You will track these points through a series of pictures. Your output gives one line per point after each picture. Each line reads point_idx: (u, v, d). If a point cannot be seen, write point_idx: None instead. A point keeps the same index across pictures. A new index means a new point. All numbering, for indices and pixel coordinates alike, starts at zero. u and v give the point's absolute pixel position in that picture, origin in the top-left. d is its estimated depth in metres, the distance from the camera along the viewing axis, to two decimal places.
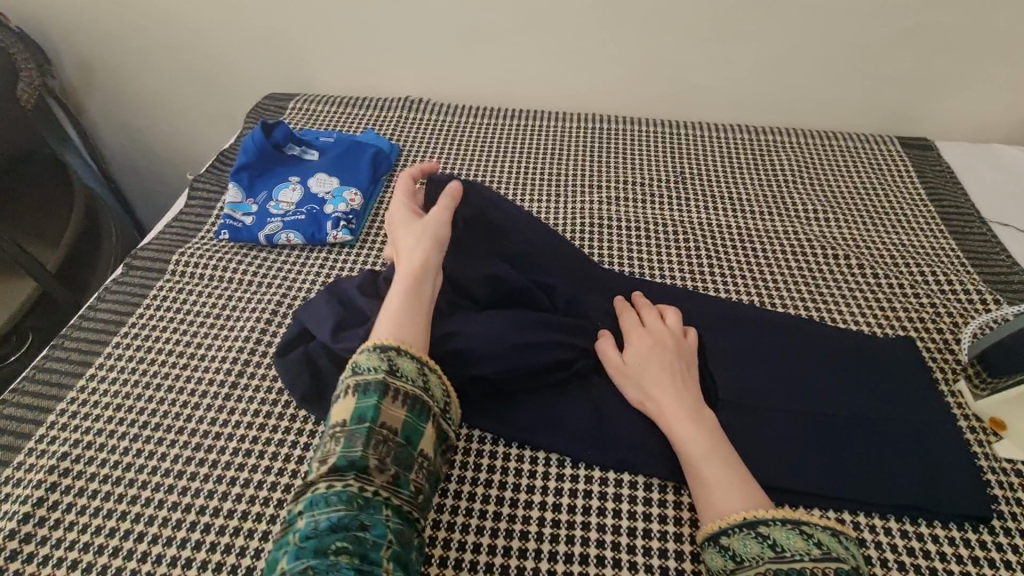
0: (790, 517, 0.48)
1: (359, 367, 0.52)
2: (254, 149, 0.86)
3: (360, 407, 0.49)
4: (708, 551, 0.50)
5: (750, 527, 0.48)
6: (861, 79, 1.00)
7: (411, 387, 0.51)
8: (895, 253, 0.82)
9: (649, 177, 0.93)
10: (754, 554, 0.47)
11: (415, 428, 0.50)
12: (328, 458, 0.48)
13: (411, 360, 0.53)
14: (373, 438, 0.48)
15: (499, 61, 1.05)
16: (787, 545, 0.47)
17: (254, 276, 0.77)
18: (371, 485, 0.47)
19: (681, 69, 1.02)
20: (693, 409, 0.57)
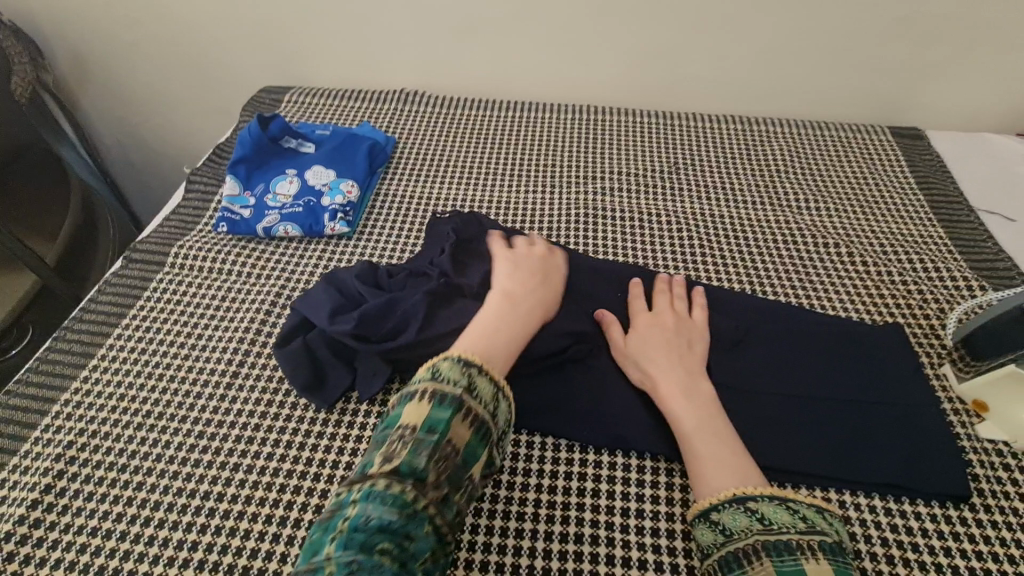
0: (777, 492, 0.50)
1: (439, 375, 0.51)
2: (250, 142, 0.86)
3: (434, 416, 0.48)
4: (698, 527, 0.51)
5: (739, 502, 0.50)
6: (852, 69, 1.01)
7: (483, 409, 0.50)
8: (885, 241, 0.83)
9: (641, 168, 0.94)
10: (742, 527, 0.49)
11: (475, 454, 0.49)
12: (392, 458, 0.47)
13: (489, 385, 0.52)
14: (438, 451, 0.47)
15: (494, 53, 1.06)
16: (774, 519, 0.48)
17: (252, 268, 0.78)
18: (423, 498, 0.45)
19: (674, 60, 1.03)
20: (687, 387, 0.59)
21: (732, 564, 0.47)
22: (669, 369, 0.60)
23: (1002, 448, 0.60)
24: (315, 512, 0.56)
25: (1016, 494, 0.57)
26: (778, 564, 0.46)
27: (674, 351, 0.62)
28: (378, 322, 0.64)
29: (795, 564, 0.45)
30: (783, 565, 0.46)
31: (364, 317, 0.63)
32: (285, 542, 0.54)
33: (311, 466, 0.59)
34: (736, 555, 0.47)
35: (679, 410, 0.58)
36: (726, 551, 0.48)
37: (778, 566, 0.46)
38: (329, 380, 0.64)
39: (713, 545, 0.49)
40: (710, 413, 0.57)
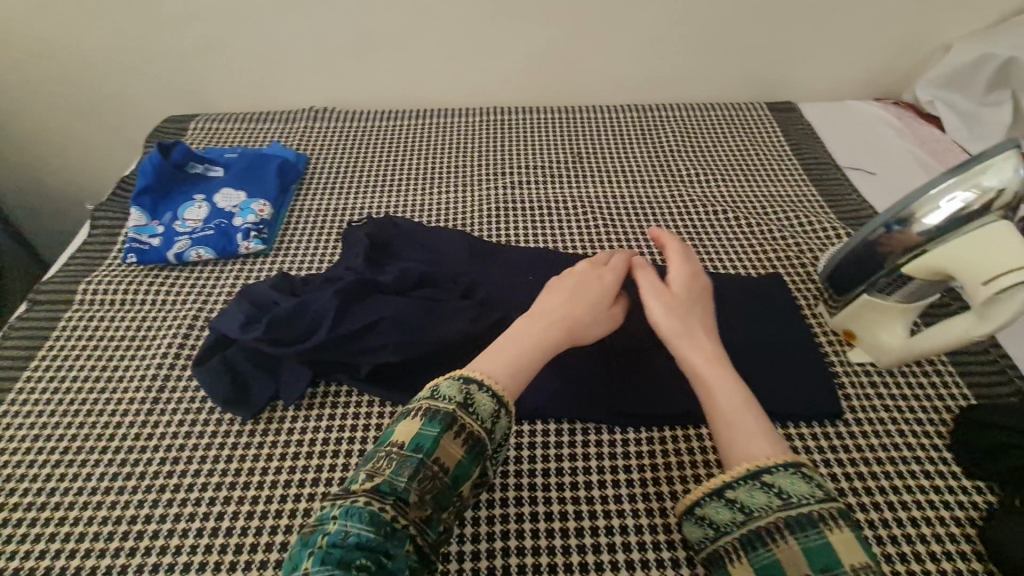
0: (793, 461, 0.48)
1: (438, 393, 0.52)
2: (153, 171, 0.85)
3: (421, 434, 0.49)
4: (712, 504, 0.49)
5: (755, 478, 0.48)
6: (727, 53, 1.11)
7: (477, 426, 0.50)
8: (767, 203, 0.92)
9: (547, 161, 1.00)
10: (760, 503, 0.46)
11: (465, 472, 0.49)
12: (375, 475, 0.47)
13: (489, 400, 0.52)
14: (423, 470, 0.47)
15: (397, 65, 1.09)
16: (793, 492, 0.46)
17: (167, 294, 0.78)
18: (405, 517, 0.45)
19: (567, 59, 1.10)
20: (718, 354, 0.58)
21: (755, 542, 0.45)
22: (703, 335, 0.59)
23: (867, 370, 0.69)
24: (248, 517, 0.58)
25: (878, 404, 0.66)
26: (802, 540, 0.44)
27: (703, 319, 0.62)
28: (289, 325, 0.66)
29: (820, 537, 0.43)
30: (807, 540, 0.43)
31: (274, 322, 0.65)
32: (219, 550, 0.55)
33: (241, 476, 0.60)
34: (758, 534, 0.45)
35: (716, 373, 0.56)
36: (748, 530, 0.46)
37: (803, 542, 0.43)
38: (254, 392, 0.65)
39: (732, 524, 0.47)
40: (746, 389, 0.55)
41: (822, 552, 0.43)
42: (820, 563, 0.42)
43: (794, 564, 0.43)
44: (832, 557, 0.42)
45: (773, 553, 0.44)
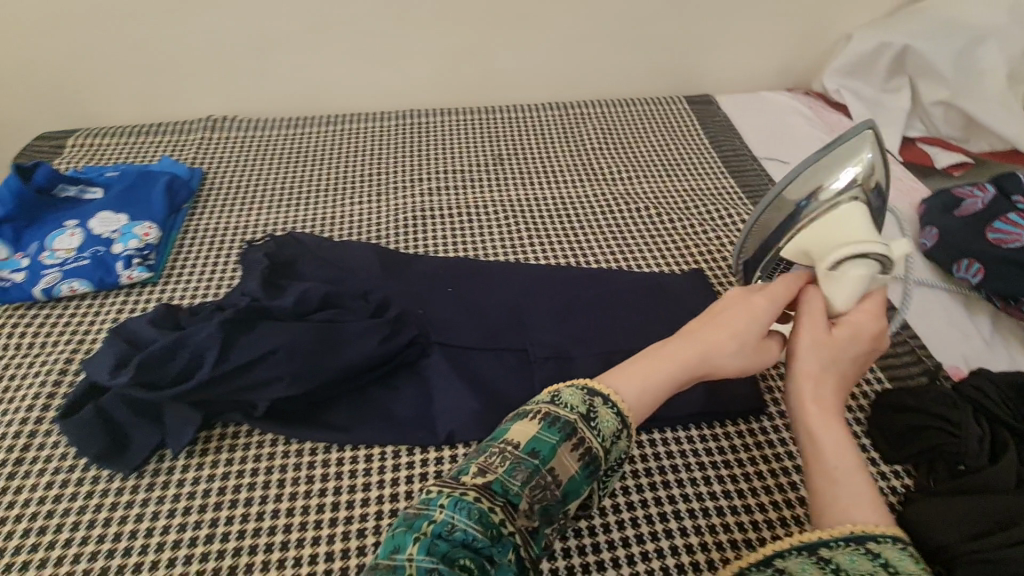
0: (894, 532, 0.39)
1: (558, 398, 0.45)
2: (11, 197, 0.75)
3: (539, 438, 0.42)
4: (795, 560, 0.38)
5: (860, 541, 0.38)
6: (642, 48, 1.11)
7: (597, 441, 0.44)
8: (688, 198, 0.92)
9: (466, 163, 0.96)
10: (862, 570, 0.37)
11: (578, 488, 0.43)
12: (486, 472, 0.41)
13: (612, 416, 0.45)
14: (537, 476, 0.41)
15: (300, 68, 1.02)
16: (901, 568, 0.36)
17: (35, 336, 0.69)
18: (511, 525, 0.39)
19: (482, 57, 1.06)
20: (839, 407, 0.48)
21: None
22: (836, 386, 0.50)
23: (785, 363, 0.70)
24: None
25: None
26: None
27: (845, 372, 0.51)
28: (165, 366, 0.58)
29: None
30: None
31: (146, 362, 0.58)
32: None
33: (125, 539, 0.54)
34: None
35: (831, 421, 0.47)
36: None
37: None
38: (136, 442, 0.58)
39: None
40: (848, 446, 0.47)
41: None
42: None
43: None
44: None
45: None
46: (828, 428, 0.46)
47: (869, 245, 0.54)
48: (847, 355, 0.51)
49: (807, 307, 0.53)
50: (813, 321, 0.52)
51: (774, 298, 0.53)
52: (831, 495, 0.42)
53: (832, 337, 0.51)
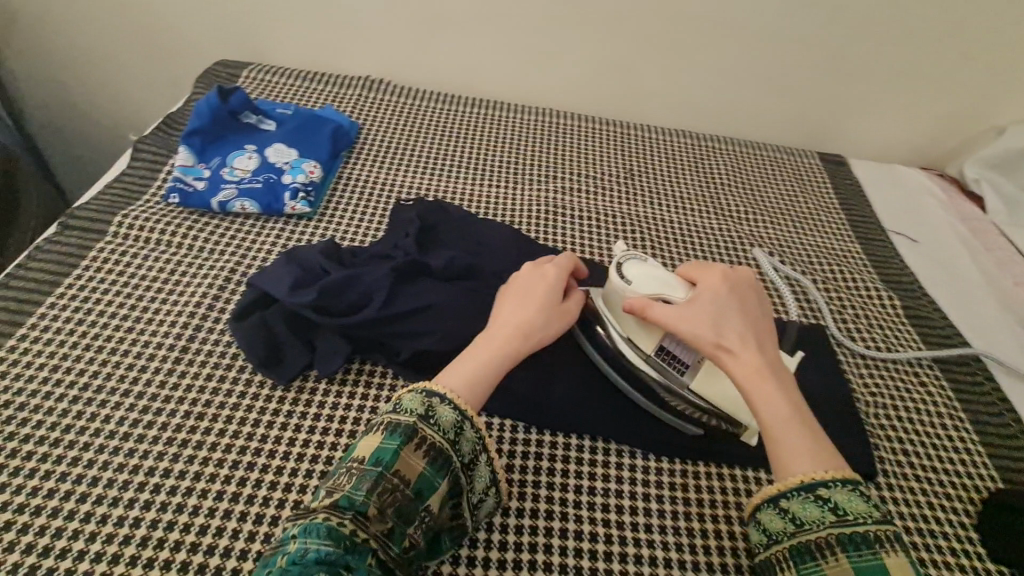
0: (850, 477, 0.48)
1: (398, 405, 0.50)
2: (208, 113, 0.83)
3: (381, 447, 0.47)
4: (765, 513, 0.50)
5: (808, 490, 0.47)
6: (789, 97, 1.11)
7: (439, 438, 0.49)
8: (814, 254, 0.92)
9: (600, 172, 0.99)
10: (815, 518, 0.47)
11: (429, 484, 0.48)
12: (336, 490, 0.45)
13: (450, 412, 0.50)
14: (381, 483, 0.46)
15: (461, 48, 1.07)
16: (850, 509, 0.46)
17: (206, 242, 0.75)
18: (363, 532, 0.43)
19: (634, 74, 1.08)
20: (770, 367, 0.54)
21: (805, 555, 0.46)
22: (752, 346, 0.55)
23: (900, 437, 0.69)
24: (268, 488, 0.55)
25: (910, 472, 0.66)
26: (855, 559, 0.44)
27: (751, 325, 0.57)
28: (340, 298, 0.65)
29: (875, 558, 0.44)
30: (861, 561, 0.44)
31: (327, 290, 0.64)
32: (237, 518, 0.53)
33: (266, 443, 0.58)
34: (809, 546, 0.46)
35: (761, 386, 0.52)
36: (800, 540, 0.47)
37: (856, 563, 0.44)
38: (289, 358, 0.63)
39: (784, 533, 0.48)
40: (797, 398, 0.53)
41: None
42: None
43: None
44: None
45: (820, 567, 0.45)
46: (761, 395, 0.52)
47: (637, 260, 0.62)
48: (744, 314, 0.57)
49: (654, 319, 0.58)
50: (676, 321, 0.57)
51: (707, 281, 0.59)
52: (782, 462, 0.49)
53: (710, 314, 0.56)
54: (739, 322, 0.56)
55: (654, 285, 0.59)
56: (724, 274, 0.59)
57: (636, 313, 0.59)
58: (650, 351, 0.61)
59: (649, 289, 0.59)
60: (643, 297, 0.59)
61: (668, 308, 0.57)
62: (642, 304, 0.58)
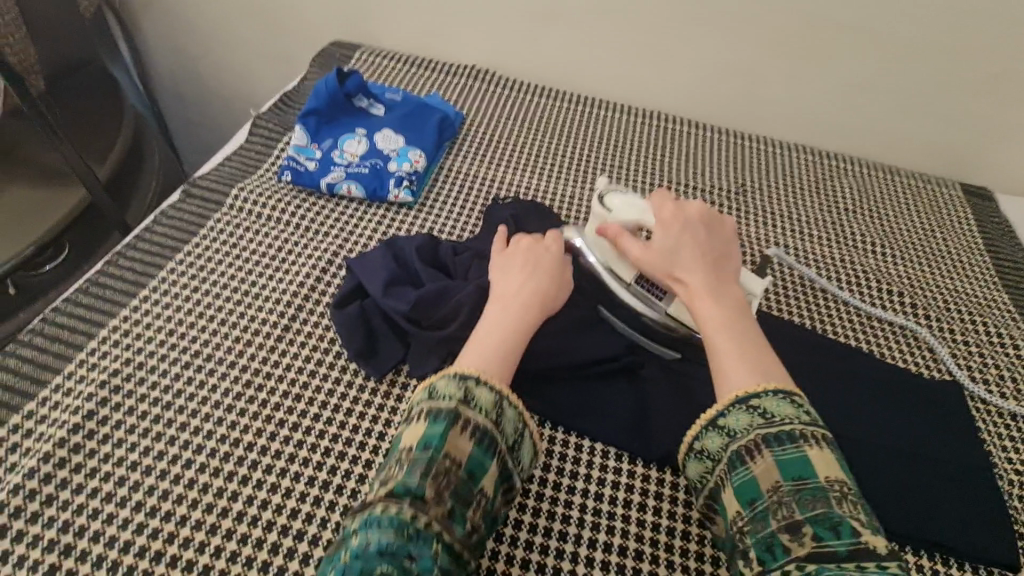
0: (782, 387, 0.49)
1: (435, 392, 0.49)
2: (326, 95, 0.85)
3: (428, 433, 0.46)
4: (707, 434, 0.51)
5: (742, 402, 0.49)
6: (935, 118, 0.98)
7: (482, 419, 0.48)
8: (948, 298, 0.82)
9: (710, 185, 0.92)
10: (744, 425, 0.48)
11: (478, 467, 0.46)
12: (388, 481, 0.45)
13: (490, 393, 0.49)
14: (434, 468, 0.45)
15: (572, 42, 1.03)
16: (777, 413, 0.48)
17: (312, 222, 0.76)
18: (424, 516, 0.43)
19: (756, 81, 1.00)
20: (716, 289, 0.56)
21: (735, 463, 0.48)
22: (698, 270, 0.57)
23: None
24: (357, 481, 0.55)
25: None
26: (777, 453, 0.46)
27: (702, 253, 0.59)
28: (430, 309, 0.63)
29: (797, 452, 0.46)
30: (784, 454, 0.46)
31: (419, 301, 0.63)
32: (327, 506, 0.53)
33: (358, 433, 0.58)
34: (739, 454, 0.48)
35: (700, 305, 0.55)
36: (731, 451, 0.48)
37: (778, 456, 0.46)
38: (384, 350, 0.63)
39: (721, 449, 0.49)
40: (734, 314, 0.55)
41: (799, 465, 0.46)
42: (795, 474, 0.45)
43: (768, 477, 0.46)
44: (808, 468, 0.45)
45: (749, 471, 0.47)
46: (701, 312, 0.55)
47: (618, 193, 0.67)
48: (695, 243, 0.59)
49: (625, 248, 0.62)
50: (638, 253, 0.61)
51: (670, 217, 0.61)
52: (724, 378, 0.51)
53: (662, 245, 0.60)
54: (688, 250, 0.59)
55: (631, 214, 0.64)
56: (675, 209, 0.61)
57: (611, 239, 0.64)
58: (632, 279, 0.65)
59: (626, 217, 0.64)
60: (621, 225, 0.64)
61: (634, 242, 0.62)
62: (617, 231, 0.63)
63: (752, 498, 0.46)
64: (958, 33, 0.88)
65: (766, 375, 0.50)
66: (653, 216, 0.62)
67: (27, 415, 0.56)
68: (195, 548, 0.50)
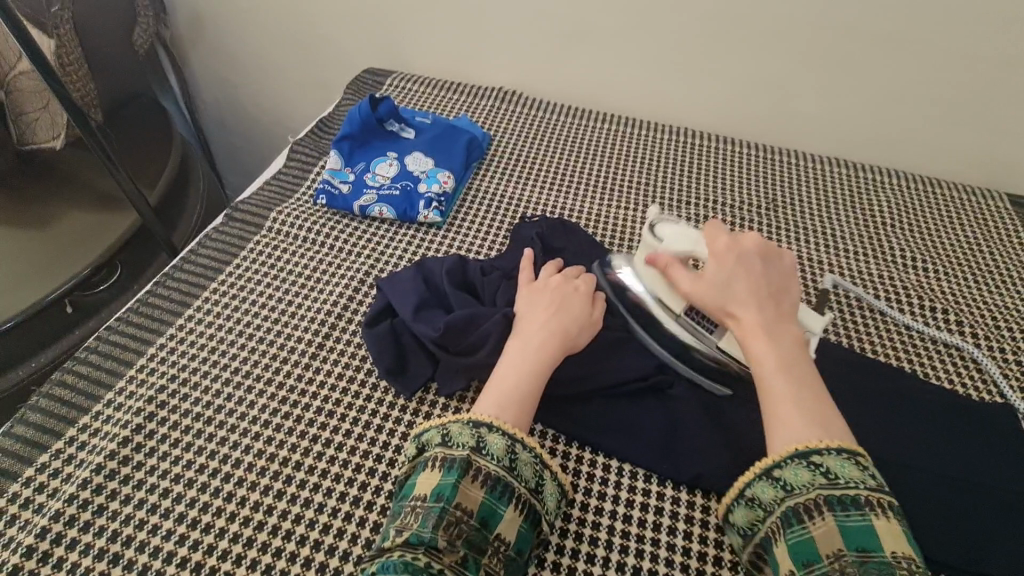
0: (846, 446, 0.49)
1: (449, 438, 0.51)
2: (359, 120, 0.88)
3: (440, 483, 0.48)
4: (758, 483, 0.50)
5: (803, 458, 0.49)
6: (975, 130, 0.95)
7: (494, 467, 0.49)
8: (997, 315, 0.78)
9: (739, 200, 0.91)
10: (805, 481, 0.48)
11: (492, 513, 0.48)
12: (404, 530, 0.46)
13: (502, 439, 0.51)
14: (445, 517, 0.46)
15: (597, 62, 1.04)
16: (841, 474, 0.47)
17: (345, 243, 0.79)
18: (438, 563, 0.44)
19: (783, 95, 0.99)
20: (773, 327, 0.57)
21: (792, 520, 0.47)
22: (755, 307, 0.58)
23: None
24: (386, 496, 0.56)
25: None
26: (842, 518, 0.46)
27: (759, 290, 0.59)
28: (460, 335, 0.64)
29: (862, 520, 0.45)
30: (848, 519, 0.45)
31: (448, 327, 0.64)
32: (357, 522, 0.54)
33: (387, 450, 0.59)
34: (797, 511, 0.47)
35: (757, 345, 0.56)
36: (787, 507, 0.48)
37: (842, 521, 0.45)
38: (413, 368, 0.64)
39: (774, 502, 0.49)
40: (793, 357, 0.55)
41: (865, 535, 0.45)
42: (858, 542, 0.44)
43: (828, 541, 0.45)
44: (872, 539, 0.44)
45: (808, 530, 0.46)
46: (757, 353, 0.55)
47: (667, 222, 0.66)
48: (750, 280, 0.59)
49: (676, 280, 0.62)
50: (688, 287, 0.61)
51: (728, 254, 0.60)
52: (781, 427, 0.51)
53: (716, 281, 0.59)
54: (745, 287, 0.59)
55: (684, 244, 0.63)
56: (729, 245, 0.61)
57: (660, 269, 0.64)
58: (682, 310, 0.63)
59: (678, 247, 0.63)
60: (673, 255, 0.63)
61: (685, 274, 0.62)
62: (668, 261, 0.63)
63: (809, 560, 0.45)
64: (999, 41, 0.86)
65: (826, 430, 0.50)
66: (707, 247, 0.62)
67: (82, 428, 0.60)
68: (232, 560, 0.51)
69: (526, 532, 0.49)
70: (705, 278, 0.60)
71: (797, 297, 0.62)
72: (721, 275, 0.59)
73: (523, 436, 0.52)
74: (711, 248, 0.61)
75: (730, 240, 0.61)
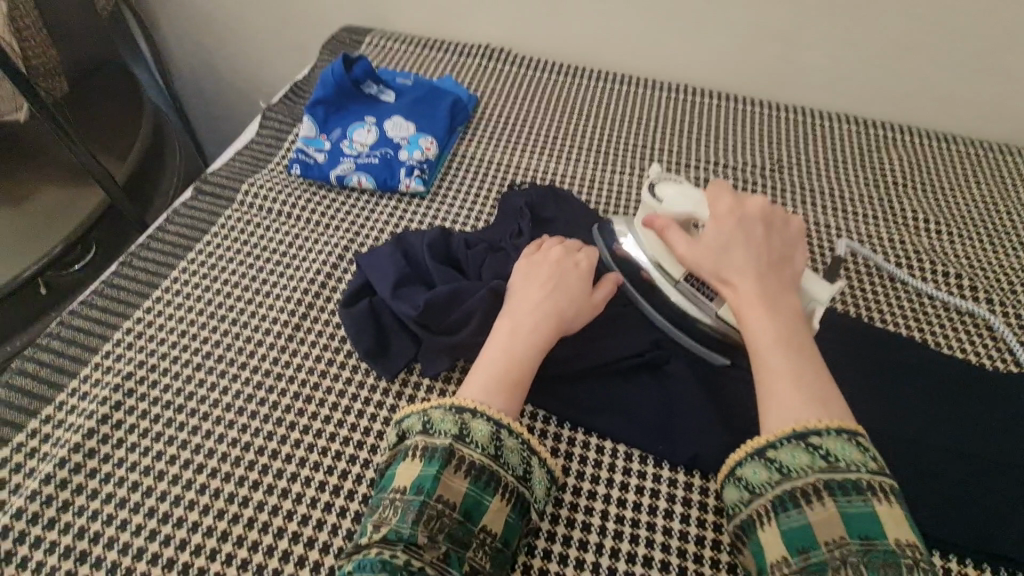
0: (847, 426, 0.45)
1: (431, 425, 0.48)
2: (333, 83, 0.82)
3: (420, 475, 0.45)
4: (750, 464, 0.47)
5: (801, 439, 0.45)
6: (998, 80, 0.88)
7: (478, 455, 0.46)
8: (1013, 279, 0.74)
9: (742, 161, 0.86)
10: (802, 465, 0.44)
11: (475, 506, 0.45)
12: (383, 525, 0.44)
13: (487, 425, 0.48)
14: (426, 511, 0.44)
15: (591, 15, 0.97)
16: (841, 457, 0.44)
17: (322, 216, 0.75)
18: (418, 561, 0.42)
19: (792, 47, 0.92)
20: (773, 294, 0.53)
21: (786, 504, 0.44)
22: (755, 273, 0.53)
23: None
24: (367, 485, 0.53)
25: None
26: (843, 504, 0.42)
27: (760, 254, 0.55)
28: (443, 312, 0.60)
29: (863, 505, 0.42)
30: (849, 505, 0.42)
31: (430, 304, 0.60)
32: (337, 512, 0.51)
33: (368, 436, 0.56)
34: (793, 495, 0.44)
35: (754, 311, 0.52)
36: (782, 490, 0.45)
37: (843, 507, 0.42)
38: (394, 349, 0.60)
39: (766, 484, 0.46)
40: (793, 326, 0.51)
41: (865, 521, 0.42)
42: (860, 530, 0.41)
43: (828, 528, 0.42)
44: (875, 527, 0.41)
45: (805, 516, 0.43)
46: (753, 320, 0.51)
47: (670, 181, 0.62)
48: (751, 244, 0.55)
49: (671, 243, 0.58)
50: (684, 251, 0.57)
51: (730, 214, 0.56)
52: (770, 398, 0.48)
53: (715, 245, 0.55)
54: (746, 251, 0.54)
55: (686, 204, 0.60)
56: (732, 206, 0.57)
57: (657, 232, 0.60)
58: (681, 276, 0.60)
59: (678, 209, 0.60)
60: (672, 216, 0.59)
61: (681, 236, 0.57)
62: (665, 223, 0.59)
63: (806, 548, 0.42)
64: None
65: (825, 406, 0.47)
66: (709, 210, 0.58)
67: (46, 419, 0.57)
68: (207, 555, 0.49)
69: (514, 522, 0.46)
70: (704, 241, 0.56)
71: (806, 263, 0.57)
72: (722, 238, 0.55)
73: (511, 421, 0.49)
74: (713, 209, 0.57)
75: (732, 201, 0.57)
